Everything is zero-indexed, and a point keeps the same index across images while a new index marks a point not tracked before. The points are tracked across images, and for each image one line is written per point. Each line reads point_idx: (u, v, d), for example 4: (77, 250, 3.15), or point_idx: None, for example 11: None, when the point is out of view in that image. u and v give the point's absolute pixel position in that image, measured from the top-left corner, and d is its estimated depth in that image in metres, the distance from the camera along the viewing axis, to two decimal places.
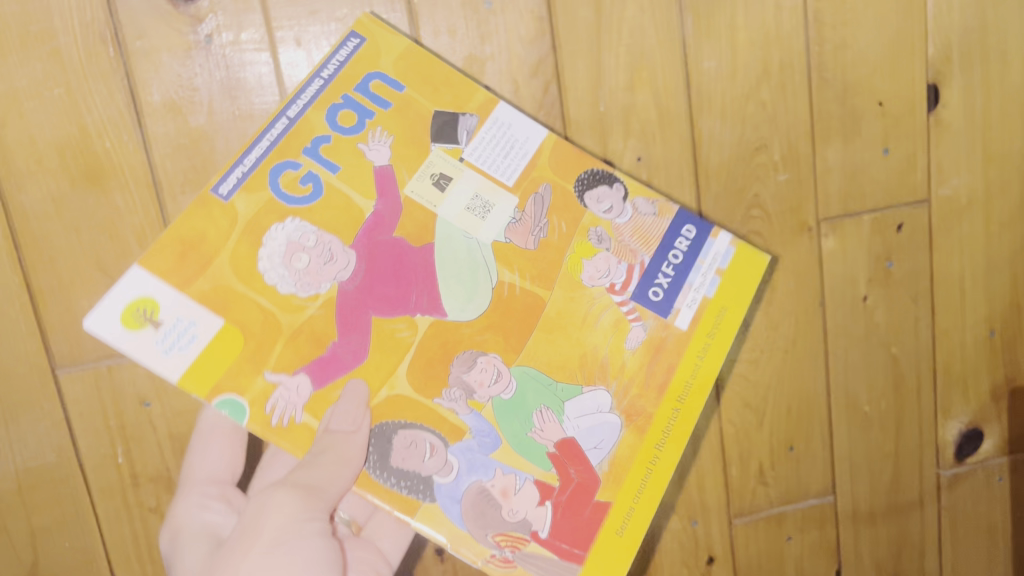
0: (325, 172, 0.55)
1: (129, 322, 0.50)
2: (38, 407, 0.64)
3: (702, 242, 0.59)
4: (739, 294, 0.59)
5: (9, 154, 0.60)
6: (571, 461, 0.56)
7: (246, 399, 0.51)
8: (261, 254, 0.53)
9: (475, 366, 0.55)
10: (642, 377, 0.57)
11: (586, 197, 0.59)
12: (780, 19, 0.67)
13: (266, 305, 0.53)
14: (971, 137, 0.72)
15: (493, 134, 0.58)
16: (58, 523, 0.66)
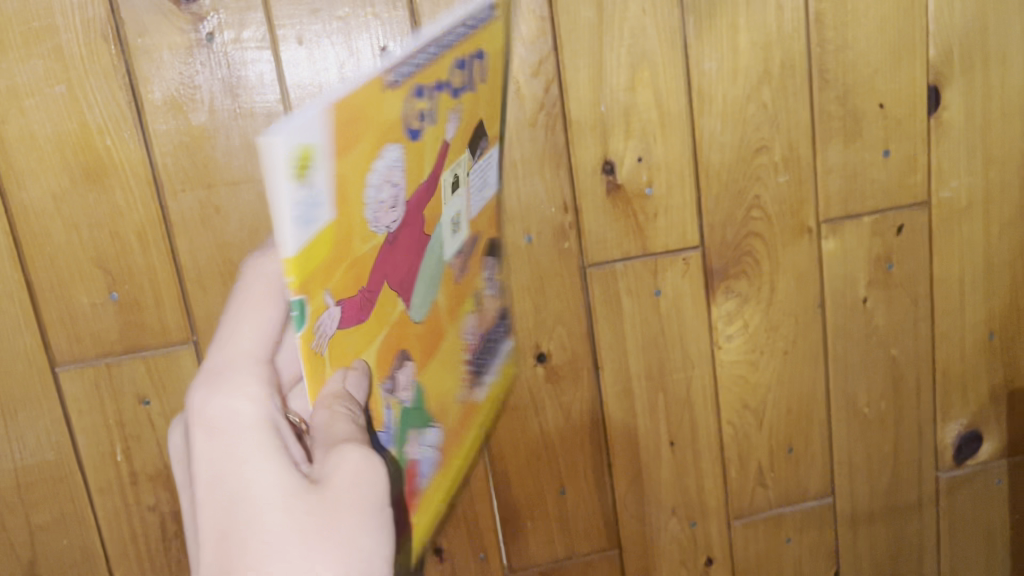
0: (423, 126, 0.47)
1: (295, 170, 0.35)
2: (38, 404, 0.64)
3: (502, 341, 0.67)
4: (501, 390, 0.68)
5: (10, 151, 0.59)
6: (412, 478, 0.52)
7: (310, 309, 0.38)
8: (373, 167, 0.42)
9: (403, 368, 0.50)
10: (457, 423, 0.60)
11: (484, 262, 0.63)
12: (782, 20, 0.67)
13: (355, 221, 0.41)
14: (971, 139, 0.73)
15: (483, 170, 0.59)
16: (57, 520, 0.66)
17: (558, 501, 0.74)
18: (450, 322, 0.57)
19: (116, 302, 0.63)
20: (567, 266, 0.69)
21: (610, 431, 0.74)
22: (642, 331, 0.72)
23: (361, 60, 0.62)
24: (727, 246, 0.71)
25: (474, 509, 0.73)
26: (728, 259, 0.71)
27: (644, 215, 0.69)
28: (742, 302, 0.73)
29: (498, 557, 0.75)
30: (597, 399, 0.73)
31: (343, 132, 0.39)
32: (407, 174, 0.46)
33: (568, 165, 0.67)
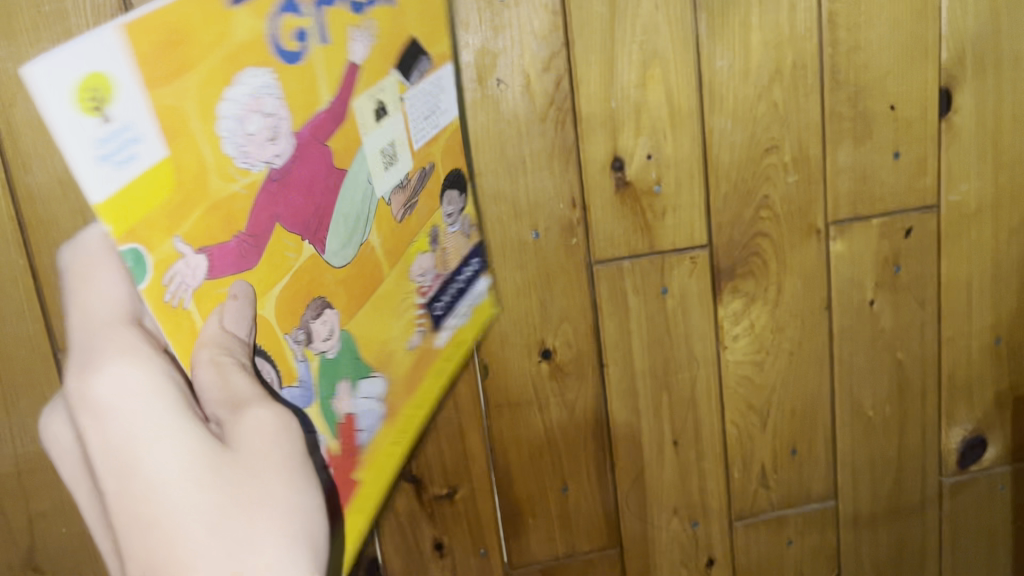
0: (318, 43, 0.45)
1: (78, 102, 0.31)
2: (40, 390, 0.64)
3: (474, 278, 0.65)
4: (475, 325, 0.65)
5: (18, 134, 0.59)
6: (352, 439, 0.49)
7: (151, 258, 0.33)
8: (224, 97, 0.38)
9: (321, 316, 0.46)
10: (404, 383, 0.56)
11: (446, 197, 0.61)
12: (795, 20, 0.67)
13: (206, 156, 0.37)
14: (981, 142, 0.72)
15: (428, 91, 0.58)
16: (57, 508, 0.66)
17: (560, 499, 0.74)
18: (391, 262, 0.54)
19: None
20: (574, 261, 0.69)
21: (613, 431, 0.73)
22: (648, 329, 0.71)
23: None
24: (735, 247, 0.71)
25: (476, 505, 0.73)
26: (736, 258, 0.71)
27: (652, 212, 0.69)
28: (749, 302, 0.72)
29: (499, 553, 0.74)
30: (602, 397, 0.72)
31: (149, 44, 0.34)
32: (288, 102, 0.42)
33: (577, 160, 0.67)
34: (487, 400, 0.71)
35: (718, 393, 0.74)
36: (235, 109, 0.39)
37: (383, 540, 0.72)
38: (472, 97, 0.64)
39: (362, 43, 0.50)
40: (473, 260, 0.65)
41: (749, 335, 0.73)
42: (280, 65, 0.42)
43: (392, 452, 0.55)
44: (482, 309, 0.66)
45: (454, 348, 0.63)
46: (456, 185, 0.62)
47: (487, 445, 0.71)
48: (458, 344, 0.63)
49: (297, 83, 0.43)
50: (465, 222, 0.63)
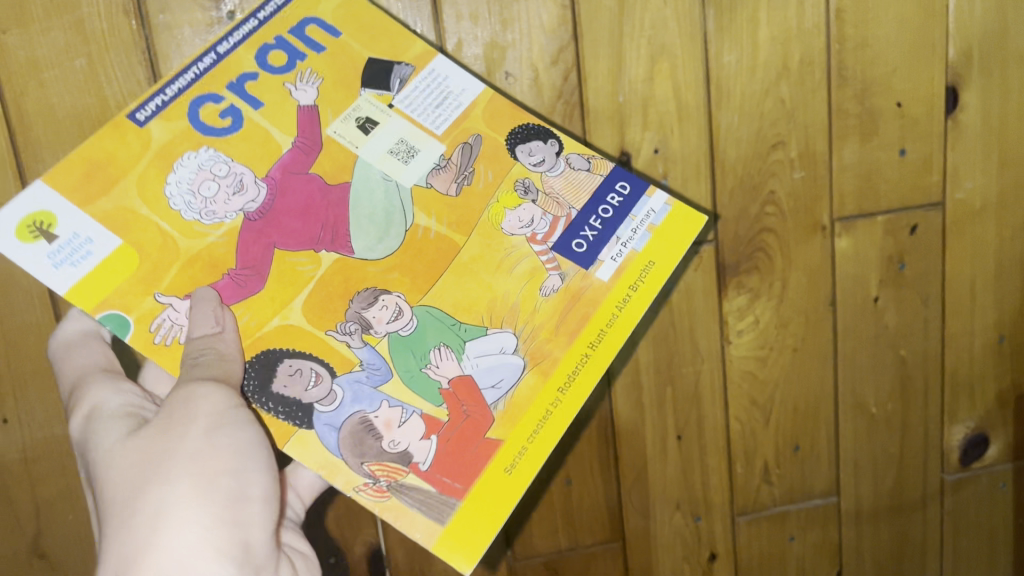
0: (248, 109, 0.53)
1: (24, 235, 0.48)
2: (47, 377, 0.64)
3: (636, 199, 0.55)
4: (669, 251, 0.54)
5: (28, 122, 0.59)
6: (464, 398, 0.51)
7: (132, 316, 0.48)
8: (169, 181, 0.51)
9: (376, 303, 0.52)
10: (552, 323, 0.53)
11: (518, 150, 0.56)
12: (803, 16, 0.67)
13: (167, 229, 0.50)
14: (987, 140, 0.72)
15: (427, 84, 0.56)
16: (63, 495, 0.66)
17: (563, 492, 0.74)
18: (471, 229, 0.54)
19: None
20: None
21: (617, 424, 0.74)
22: (653, 323, 0.72)
23: None
24: (740, 242, 0.71)
25: None
26: (740, 254, 0.71)
27: None
28: (754, 298, 0.72)
29: (501, 546, 0.75)
30: (606, 392, 0.73)
31: (70, 180, 0.49)
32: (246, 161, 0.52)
33: None
34: None
35: (721, 387, 0.74)
36: (183, 183, 0.51)
37: (387, 530, 0.72)
38: None
39: (307, 90, 0.54)
40: (626, 181, 0.56)
41: (754, 331, 0.73)
42: (219, 140, 0.52)
43: (567, 403, 0.51)
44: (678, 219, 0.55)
45: (630, 276, 0.53)
46: (540, 133, 0.56)
47: None
48: (631, 271, 0.54)
49: (242, 142, 0.53)
50: (576, 159, 0.56)
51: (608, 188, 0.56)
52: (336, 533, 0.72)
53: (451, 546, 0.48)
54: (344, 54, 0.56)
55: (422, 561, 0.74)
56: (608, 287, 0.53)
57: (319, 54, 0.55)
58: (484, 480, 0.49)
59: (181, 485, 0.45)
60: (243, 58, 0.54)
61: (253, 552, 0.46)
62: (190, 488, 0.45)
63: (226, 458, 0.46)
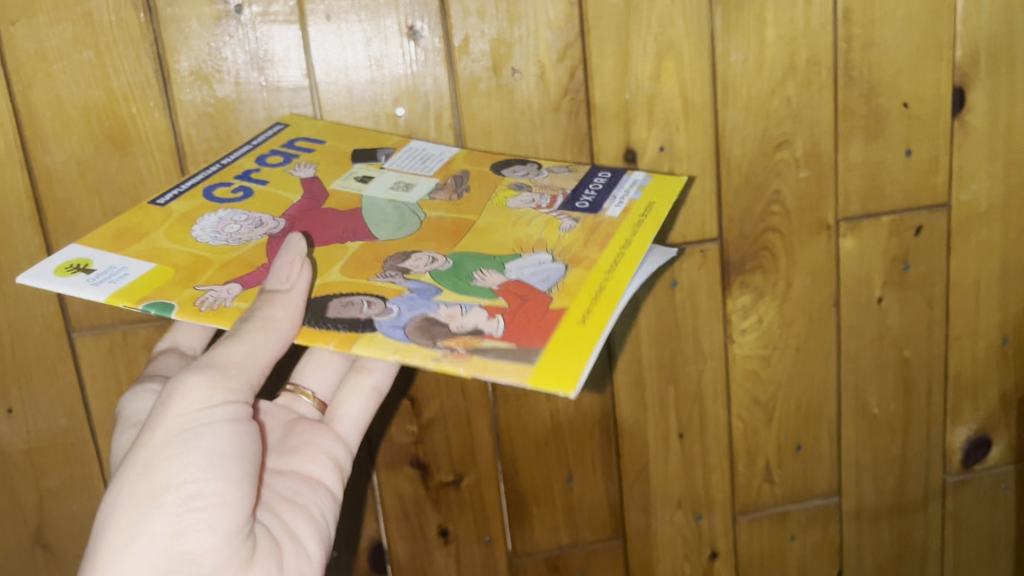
0: (257, 186, 0.56)
1: (62, 271, 0.47)
2: (53, 368, 0.64)
3: (622, 176, 0.60)
4: (666, 195, 0.58)
5: (36, 114, 0.60)
6: (518, 291, 0.49)
7: (173, 299, 0.47)
8: (195, 227, 0.52)
9: (410, 257, 0.51)
10: (580, 244, 0.53)
11: (503, 172, 0.61)
12: (810, 15, 0.67)
13: (201, 252, 0.51)
14: (992, 142, 0.72)
15: (411, 154, 0.61)
16: (66, 485, 0.67)
17: (565, 490, 0.74)
18: (478, 212, 0.56)
19: None
20: None
21: (620, 422, 0.74)
22: (657, 321, 0.72)
23: (388, 39, 0.62)
24: (745, 241, 0.71)
25: (482, 495, 0.73)
26: (745, 253, 0.71)
27: None
28: (758, 297, 0.72)
29: (503, 543, 0.75)
30: (609, 390, 0.73)
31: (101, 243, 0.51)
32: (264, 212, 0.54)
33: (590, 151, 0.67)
34: (495, 389, 0.71)
35: (722, 385, 0.74)
36: (206, 225, 0.53)
37: (388, 525, 0.73)
38: (486, 86, 0.64)
39: (305, 170, 0.58)
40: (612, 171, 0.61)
41: (758, 331, 0.73)
42: (236, 203, 0.55)
43: (620, 274, 0.49)
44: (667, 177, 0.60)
45: (637, 211, 0.56)
46: (520, 161, 0.62)
47: (492, 434, 0.72)
48: (639, 206, 0.56)
49: (256, 205, 0.55)
50: (558, 168, 0.61)
51: (597, 172, 0.60)
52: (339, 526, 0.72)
53: (546, 377, 0.42)
54: (336, 151, 0.60)
55: (423, 558, 0.74)
56: (621, 219, 0.55)
57: (312, 153, 0.60)
58: (563, 332, 0.45)
59: (123, 501, 0.42)
60: (244, 163, 0.58)
61: (198, 564, 0.43)
62: (140, 491, 0.42)
63: (187, 464, 0.43)
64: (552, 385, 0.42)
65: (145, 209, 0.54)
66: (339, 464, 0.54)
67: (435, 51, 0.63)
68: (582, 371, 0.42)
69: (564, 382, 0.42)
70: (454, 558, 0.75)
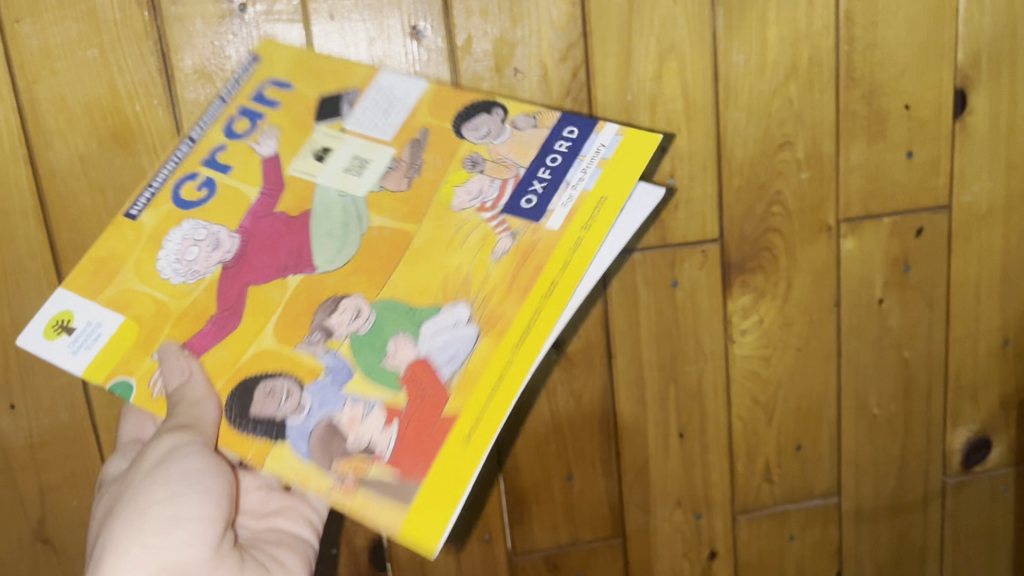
0: (221, 176, 0.57)
1: (47, 331, 0.53)
2: (56, 364, 0.65)
3: (583, 140, 0.54)
4: (620, 181, 0.52)
5: (40, 111, 0.60)
6: (421, 379, 0.50)
7: (134, 378, 0.52)
8: (161, 253, 0.54)
9: (337, 309, 0.53)
10: (504, 285, 0.51)
11: (465, 130, 0.56)
12: (812, 17, 0.67)
13: (160, 298, 0.53)
14: (994, 144, 0.73)
15: (375, 100, 0.58)
16: (68, 480, 0.67)
17: (564, 487, 0.75)
18: (420, 217, 0.55)
19: None
20: None
21: (620, 421, 0.74)
22: (657, 320, 0.72)
23: (391, 38, 0.63)
24: (746, 241, 0.71)
25: (481, 491, 0.74)
26: (746, 253, 0.71)
27: (664, 204, 0.69)
28: (758, 297, 0.73)
29: (503, 540, 0.75)
30: (609, 388, 0.73)
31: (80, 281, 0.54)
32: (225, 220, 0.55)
33: None
34: None
35: (722, 385, 0.75)
36: (173, 253, 0.54)
37: None
38: (489, 85, 0.64)
39: (268, 143, 0.57)
40: (573, 125, 0.55)
41: (758, 331, 0.74)
42: (200, 210, 0.55)
43: (522, 357, 0.49)
44: (632, 142, 0.53)
45: (583, 214, 0.52)
46: (484, 108, 0.56)
47: (493, 431, 0.72)
48: (581, 209, 0.52)
49: (218, 207, 0.56)
50: (524, 119, 0.56)
51: (556, 136, 0.55)
52: (339, 522, 0.72)
53: (416, 526, 0.46)
54: (300, 102, 0.58)
55: (422, 555, 0.74)
56: (559, 234, 0.51)
57: (275, 110, 0.58)
58: (444, 457, 0.47)
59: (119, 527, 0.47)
60: (212, 138, 0.58)
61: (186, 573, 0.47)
62: (127, 513, 0.48)
63: (169, 494, 0.48)
64: (416, 540, 0.46)
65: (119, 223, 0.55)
66: (312, 522, 0.60)
67: (438, 51, 0.63)
68: (444, 526, 0.46)
69: (420, 538, 0.46)
70: (453, 554, 0.75)
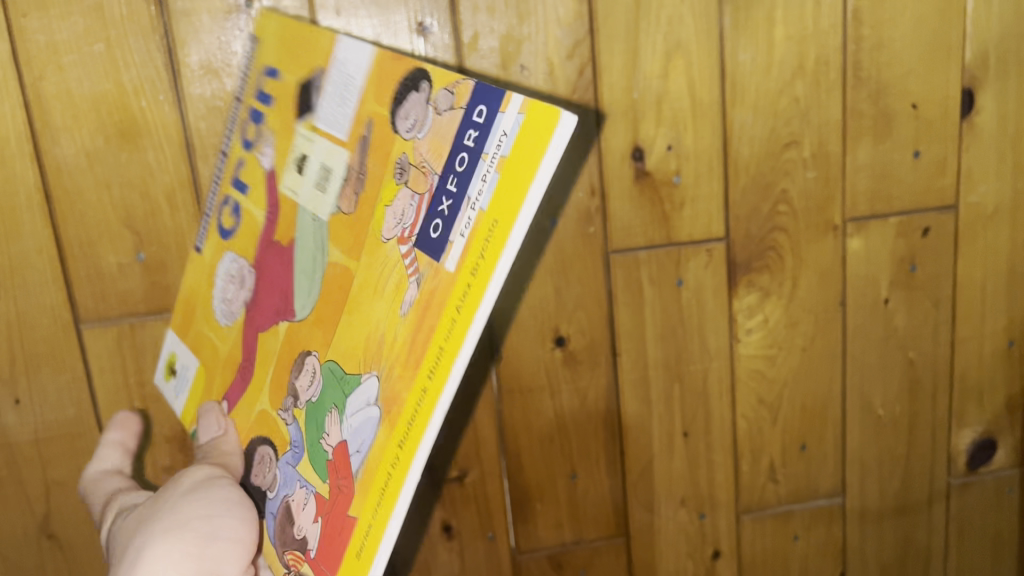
0: (241, 196, 0.55)
1: (166, 372, 0.59)
2: (61, 359, 0.65)
3: (490, 123, 0.36)
4: (518, 182, 0.34)
5: (47, 107, 0.60)
6: (340, 470, 0.41)
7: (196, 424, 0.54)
8: (212, 290, 0.55)
9: (304, 370, 0.46)
10: (405, 352, 0.38)
11: (398, 119, 0.42)
12: (819, 15, 0.67)
13: (213, 340, 0.55)
14: (1001, 144, 0.72)
15: (336, 83, 0.47)
16: (73, 476, 0.67)
17: (569, 486, 0.75)
18: (360, 250, 0.43)
19: (143, 263, 0.64)
20: (591, 249, 0.69)
21: (625, 420, 0.74)
22: (662, 319, 0.72)
23: (397, 34, 0.63)
24: (752, 240, 0.71)
25: (485, 489, 0.73)
26: (752, 253, 0.71)
27: (670, 203, 0.69)
28: (764, 296, 0.73)
29: (507, 538, 0.75)
30: (614, 387, 0.73)
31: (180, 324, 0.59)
32: (243, 251, 0.53)
33: (597, 149, 0.67)
34: (499, 385, 0.71)
35: (727, 385, 0.74)
36: (219, 294, 0.55)
37: None
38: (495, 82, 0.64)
39: (269, 152, 0.53)
40: (483, 102, 0.37)
41: (764, 330, 0.73)
42: (233, 239, 0.55)
43: (410, 446, 0.36)
44: (529, 128, 0.34)
45: (475, 249, 0.35)
46: (412, 86, 0.41)
47: (497, 429, 0.72)
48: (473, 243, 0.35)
49: (242, 242, 0.54)
50: (442, 95, 0.39)
51: (468, 122, 0.37)
52: None
53: None
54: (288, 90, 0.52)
55: (426, 554, 0.74)
56: (455, 278, 0.36)
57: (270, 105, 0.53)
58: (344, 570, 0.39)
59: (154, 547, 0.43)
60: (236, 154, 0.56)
61: None
62: (168, 522, 0.45)
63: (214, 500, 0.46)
64: None
65: (196, 262, 0.58)
66: None
67: (444, 48, 0.63)
68: None
69: None
70: (458, 553, 0.75)
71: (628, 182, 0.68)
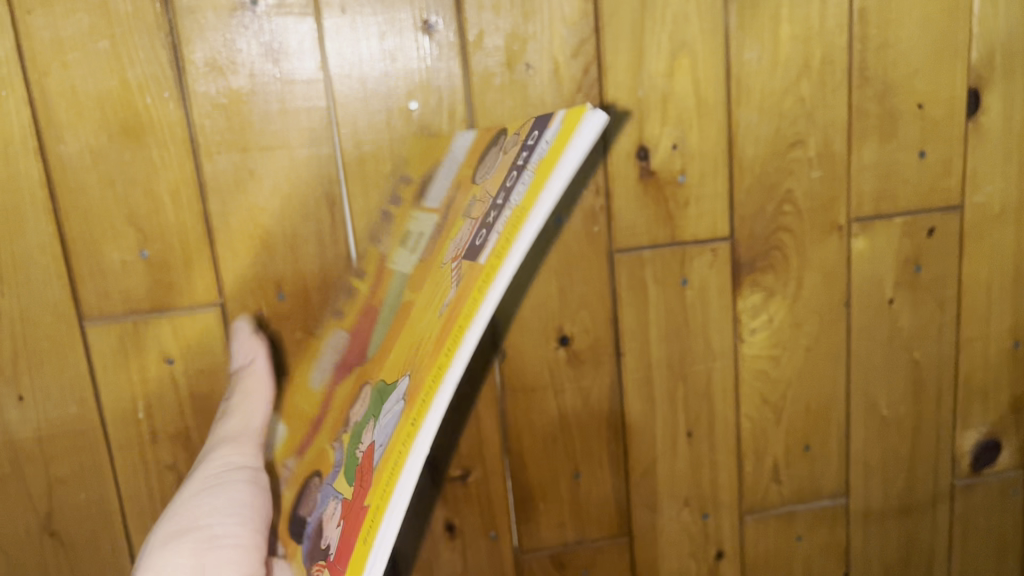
0: (359, 281, 0.65)
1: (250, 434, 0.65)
2: (64, 356, 0.65)
3: (540, 134, 0.40)
4: (551, 162, 0.37)
5: (51, 103, 0.60)
6: (366, 473, 0.45)
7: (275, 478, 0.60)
8: (320, 355, 0.65)
9: (358, 400, 0.53)
10: (437, 346, 0.41)
11: (481, 172, 0.54)
12: (825, 15, 0.67)
13: (306, 408, 0.61)
14: (1006, 144, 0.72)
15: (445, 170, 0.60)
16: (76, 473, 0.67)
17: (572, 486, 0.74)
18: (421, 288, 0.54)
19: (146, 261, 0.64)
20: (595, 248, 0.69)
21: (628, 420, 0.74)
22: (666, 319, 0.72)
23: (402, 32, 0.62)
24: (756, 240, 0.71)
25: (488, 488, 0.73)
26: (756, 253, 0.71)
27: (675, 202, 0.69)
28: (768, 296, 0.72)
29: (510, 538, 0.74)
30: (617, 386, 0.73)
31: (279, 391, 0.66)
32: (352, 318, 0.63)
33: (602, 148, 0.67)
34: (503, 383, 0.71)
35: (731, 385, 0.74)
36: (324, 363, 0.63)
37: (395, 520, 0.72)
38: (500, 81, 0.64)
39: (383, 229, 0.65)
40: (540, 130, 0.41)
41: (768, 330, 0.73)
42: (343, 321, 0.65)
43: (421, 415, 0.38)
44: (565, 128, 0.37)
45: (509, 232, 0.38)
46: (494, 145, 0.54)
47: (501, 428, 0.72)
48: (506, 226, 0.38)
49: (350, 315, 0.64)
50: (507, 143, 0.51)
51: (526, 148, 0.42)
52: None
53: None
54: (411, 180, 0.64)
55: (429, 554, 0.73)
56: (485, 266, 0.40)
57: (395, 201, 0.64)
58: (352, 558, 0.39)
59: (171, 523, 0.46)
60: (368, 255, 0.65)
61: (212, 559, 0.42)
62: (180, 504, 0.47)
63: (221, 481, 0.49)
64: None
65: (311, 345, 0.67)
66: None
67: (449, 45, 0.63)
68: None
69: None
70: (460, 554, 0.74)
71: (632, 181, 0.68)
